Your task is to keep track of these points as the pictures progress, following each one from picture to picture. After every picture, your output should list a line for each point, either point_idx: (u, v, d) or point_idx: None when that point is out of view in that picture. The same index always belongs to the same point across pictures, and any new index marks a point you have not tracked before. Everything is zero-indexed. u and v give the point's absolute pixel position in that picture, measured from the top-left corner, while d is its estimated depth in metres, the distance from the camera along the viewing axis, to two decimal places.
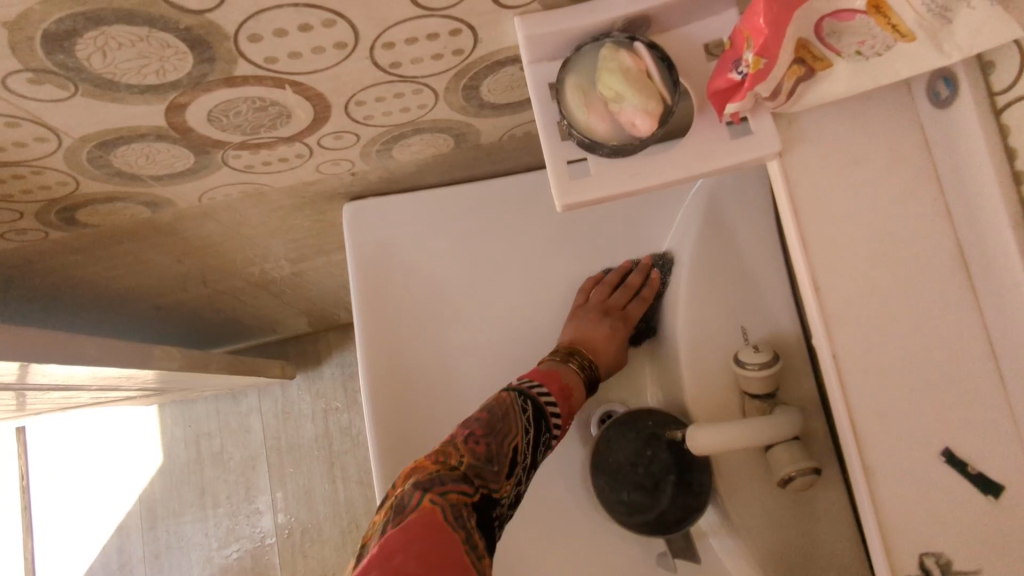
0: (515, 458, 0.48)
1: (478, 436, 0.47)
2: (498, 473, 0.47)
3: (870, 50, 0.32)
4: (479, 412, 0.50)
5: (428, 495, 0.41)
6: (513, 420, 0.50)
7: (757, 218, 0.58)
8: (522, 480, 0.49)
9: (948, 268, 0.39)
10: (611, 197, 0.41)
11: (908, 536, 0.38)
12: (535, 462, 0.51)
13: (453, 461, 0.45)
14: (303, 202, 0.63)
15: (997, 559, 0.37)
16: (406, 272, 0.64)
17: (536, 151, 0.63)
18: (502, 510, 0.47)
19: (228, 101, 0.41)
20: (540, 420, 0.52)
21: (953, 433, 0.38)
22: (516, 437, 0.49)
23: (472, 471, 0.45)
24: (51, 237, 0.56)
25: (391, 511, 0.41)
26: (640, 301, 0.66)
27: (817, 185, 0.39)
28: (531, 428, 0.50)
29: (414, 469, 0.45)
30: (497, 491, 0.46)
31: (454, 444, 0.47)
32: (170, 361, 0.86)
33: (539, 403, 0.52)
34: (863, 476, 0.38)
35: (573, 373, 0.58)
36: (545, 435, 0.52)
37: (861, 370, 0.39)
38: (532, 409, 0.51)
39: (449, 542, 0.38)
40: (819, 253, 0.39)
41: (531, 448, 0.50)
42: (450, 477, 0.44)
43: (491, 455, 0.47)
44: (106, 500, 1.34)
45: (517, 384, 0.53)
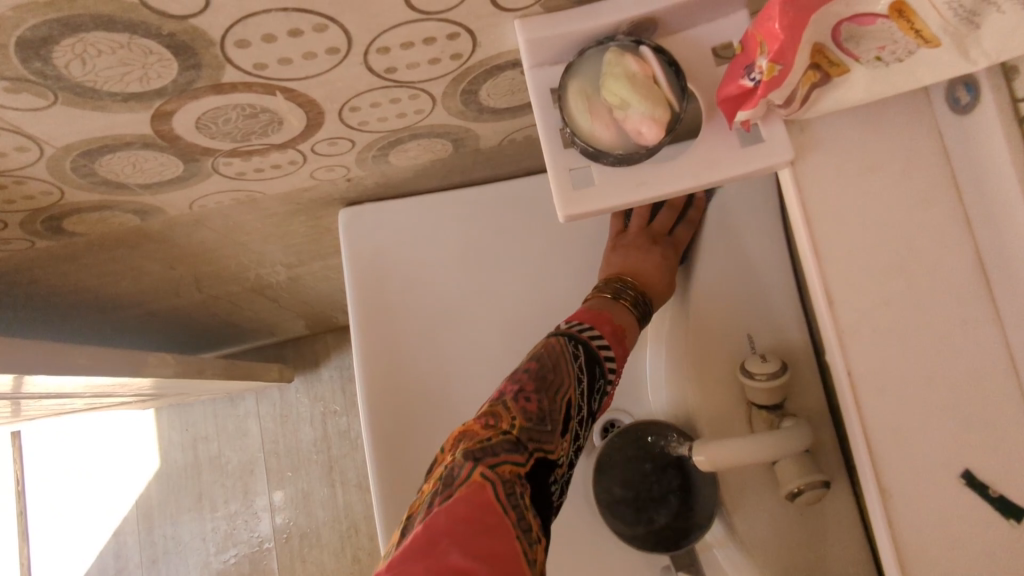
0: (569, 413, 0.46)
1: (530, 392, 0.45)
2: (552, 431, 0.45)
3: (891, 55, 0.30)
4: (528, 364, 0.47)
5: (478, 468, 0.39)
6: (566, 369, 0.47)
7: (767, 224, 0.57)
8: (578, 434, 0.47)
9: (968, 281, 0.37)
10: (616, 208, 0.39)
11: (927, 562, 0.36)
12: (590, 411, 0.49)
13: (504, 426, 0.43)
14: (297, 208, 0.61)
15: None
16: (404, 279, 0.62)
17: (537, 154, 0.61)
18: (558, 471, 0.45)
19: (216, 108, 0.39)
20: (594, 365, 0.49)
21: (974, 454, 0.36)
22: (569, 389, 0.47)
23: (524, 434, 0.43)
24: (38, 246, 0.55)
25: (440, 481, 0.39)
26: (686, 225, 0.62)
27: (831, 196, 0.38)
28: (585, 376, 0.48)
29: (463, 432, 0.43)
30: (551, 451, 0.44)
31: (505, 403, 0.44)
32: (165, 368, 0.84)
33: (592, 348, 0.50)
34: (879, 501, 0.37)
35: (626, 310, 0.55)
36: (600, 381, 0.50)
37: (877, 388, 0.37)
38: (584, 356, 0.49)
39: (499, 524, 0.36)
40: (833, 266, 0.37)
41: (585, 398, 0.48)
42: (501, 443, 0.41)
43: (543, 415, 0.45)
44: (103, 505, 1.32)
45: (568, 329, 0.51)
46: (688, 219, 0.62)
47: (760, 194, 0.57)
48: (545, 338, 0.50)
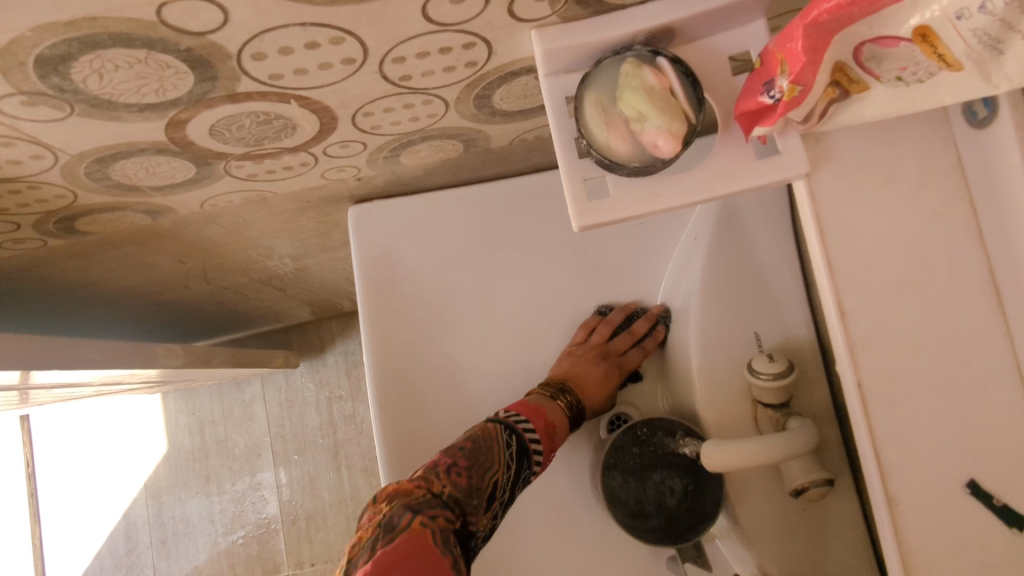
0: (495, 494, 0.46)
1: (461, 466, 0.45)
2: (478, 506, 0.45)
3: (912, 76, 0.30)
4: (463, 442, 0.48)
5: (416, 518, 0.40)
6: (498, 452, 0.48)
7: (776, 223, 0.57)
8: (499, 514, 0.47)
9: (981, 294, 0.37)
10: (630, 218, 0.39)
11: (931, 569, 0.37)
12: (514, 497, 0.48)
13: (434, 487, 0.43)
14: (307, 205, 0.61)
15: None
16: (413, 276, 0.63)
17: (547, 152, 0.61)
18: (477, 544, 0.45)
19: (231, 116, 0.39)
20: (523, 458, 0.49)
21: (980, 465, 0.37)
22: (498, 472, 0.47)
23: (453, 500, 0.44)
24: (50, 244, 0.55)
25: (377, 530, 0.39)
26: (640, 351, 0.64)
27: (845, 208, 0.38)
28: (514, 464, 0.48)
29: (394, 490, 0.43)
30: (475, 523, 0.44)
31: (437, 471, 0.45)
32: (173, 358, 0.84)
33: (524, 441, 0.50)
34: (886, 509, 0.37)
35: (560, 411, 0.56)
36: (526, 473, 0.49)
37: (886, 399, 0.37)
38: (517, 445, 0.49)
39: (432, 573, 0.37)
40: (846, 278, 0.38)
41: (511, 485, 0.47)
42: (433, 501, 0.42)
43: (472, 488, 0.45)
44: (112, 487, 1.34)
45: (504, 416, 0.51)
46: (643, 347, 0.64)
47: (771, 199, 0.57)
48: (483, 421, 0.50)
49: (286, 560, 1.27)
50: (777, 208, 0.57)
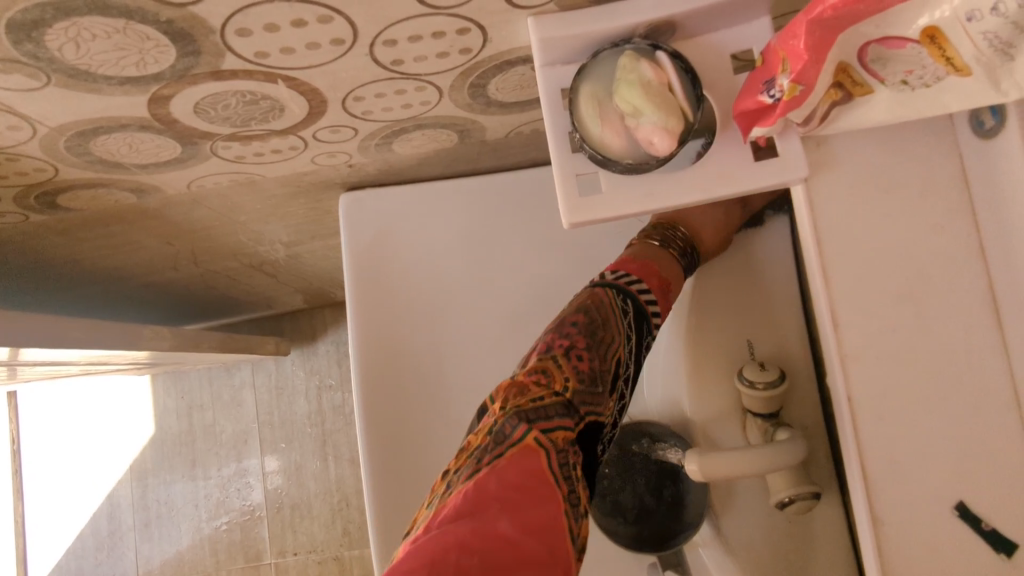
0: (617, 371, 0.48)
1: (580, 350, 0.46)
2: (602, 392, 0.47)
3: (918, 79, 0.29)
4: (574, 316, 0.48)
5: (531, 432, 0.41)
6: (615, 325, 0.49)
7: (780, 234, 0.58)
8: (624, 393, 0.50)
9: (979, 309, 0.36)
10: (622, 217, 0.38)
11: None
12: (636, 375, 0.51)
13: (556, 387, 0.44)
14: (297, 192, 0.60)
15: None
16: (404, 265, 0.62)
17: (544, 147, 0.60)
18: (607, 430, 0.47)
19: (216, 94, 0.38)
20: (641, 322, 0.51)
21: (968, 485, 0.35)
22: (618, 346, 0.48)
23: (576, 397, 0.45)
24: (32, 219, 0.53)
25: (490, 437, 0.41)
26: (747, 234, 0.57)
27: (844, 215, 0.37)
28: (632, 333, 0.50)
29: (514, 384, 0.45)
30: (601, 412, 0.46)
31: (558, 361, 0.46)
32: (161, 341, 0.83)
33: (639, 304, 0.51)
34: (870, 527, 0.36)
35: (670, 260, 0.55)
36: (646, 337, 0.52)
37: (875, 413, 0.36)
38: (632, 311, 0.50)
39: (547, 496, 0.38)
40: (841, 287, 0.37)
41: (634, 354, 0.50)
42: (554, 407, 0.43)
43: (593, 375, 0.46)
44: (96, 468, 1.32)
45: (614, 280, 0.52)
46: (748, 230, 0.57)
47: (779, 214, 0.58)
48: (592, 288, 0.51)
49: (269, 548, 1.28)
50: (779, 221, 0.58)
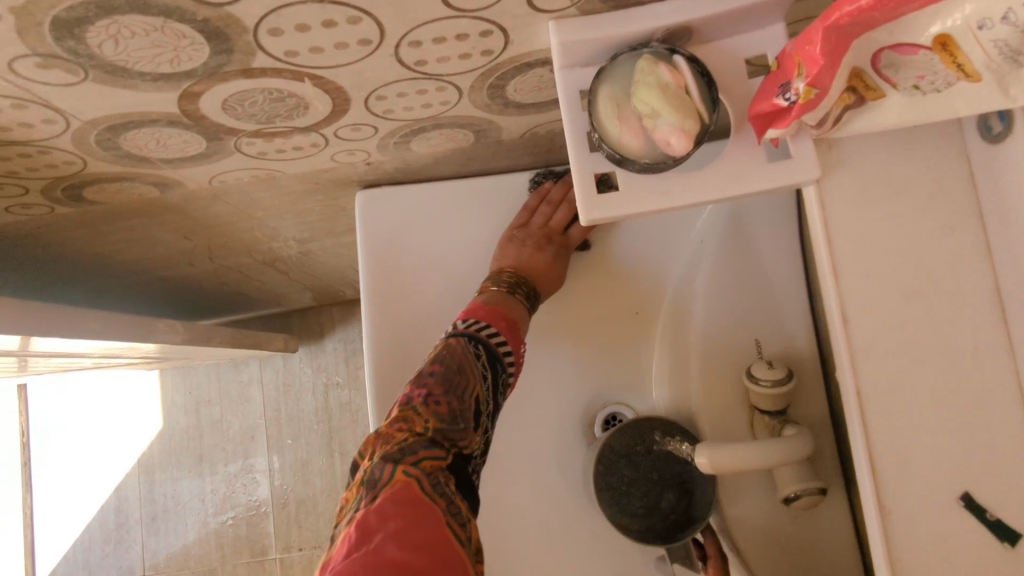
0: (477, 408, 0.50)
1: (437, 394, 0.48)
2: (465, 428, 0.48)
3: (929, 85, 0.30)
4: (433, 366, 0.50)
5: (399, 468, 0.42)
6: (471, 369, 0.51)
7: (784, 241, 0.59)
8: (489, 428, 0.51)
9: (985, 308, 0.37)
10: (637, 215, 0.39)
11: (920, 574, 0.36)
12: (497, 404, 0.52)
13: (417, 428, 0.46)
14: (315, 188, 0.61)
15: None
16: (420, 265, 0.62)
17: (557, 148, 0.61)
18: (475, 461, 0.49)
19: (244, 91, 0.39)
20: (495, 361, 0.53)
21: (975, 479, 0.36)
22: (475, 386, 0.50)
23: (439, 434, 0.47)
24: (56, 212, 0.54)
25: (364, 486, 0.42)
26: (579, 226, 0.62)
27: (854, 216, 0.38)
28: (488, 372, 0.52)
29: (379, 436, 0.46)
30: (466, 446, 0.48)
31: (417, 408, 0.48)
32: (173, 335, 0.84)
33: (492, 347, 0.53)
34: (878, 518, 0.37)
35: (518, 305, 0.57)
36: (501, 376, 0.54)
37: (883, 407, 0.37)
38: (484, 353, 0.52)
39: (429, 514, 0.39)
40: (851, 286, 0.38)
41: (490, 390, 0.52)
42: (418, 442, 0.45)
43: (455, 413, 0.48)
44: (104, 462, 1.32)
45: (466, 327, 0.54)
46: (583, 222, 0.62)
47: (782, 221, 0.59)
48: (444, 339, 0.53)
49: (274, 544, 1.29)
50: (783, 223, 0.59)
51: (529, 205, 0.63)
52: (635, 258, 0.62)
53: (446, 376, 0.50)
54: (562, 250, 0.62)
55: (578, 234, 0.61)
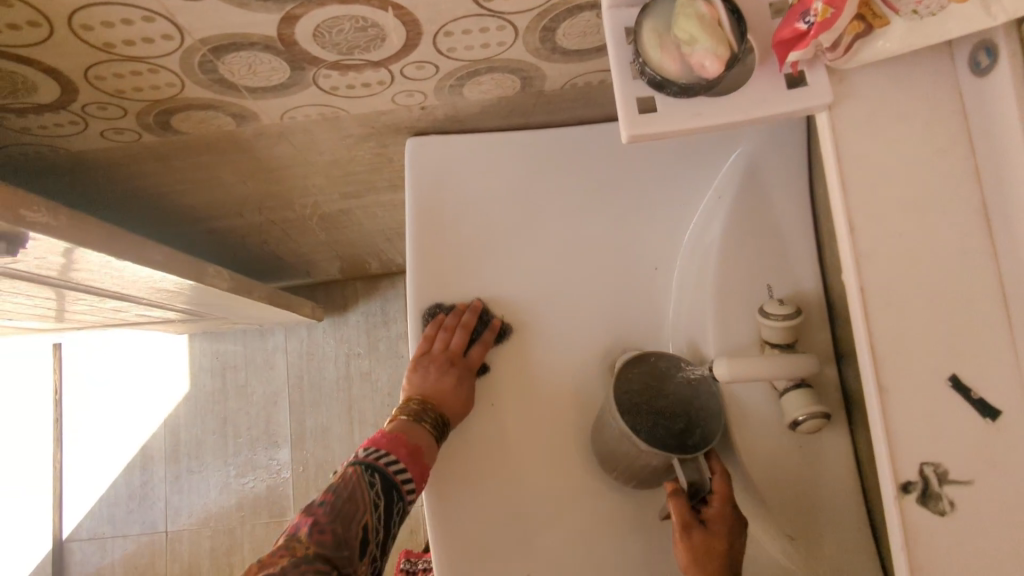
0: (364, 536, 0.56)
1: (323, 525, 0.53)
2: (350, 557, 0.54)
3: (926, 9, 0.39)
4: (325, 493, 0.55)
5: None
6: (361, 497, 0.56)
7: (795, 190, 0.66)
8: (376, 554, 0.57)
9: (971, 219, 0.43)
10: (673, 133, 0.45)
11: (911, 444, 0.42)
12: (388, 534, 0.58)
13: (299, 552, 0.52)
14: (370, 133, 0.67)
15: (986, 467, 0.41)
16: (460, 208, 0.69)
17: (591, 104, 0.67)
18: None
19: (335, 18, 0.46)
20: (391, 491, 0.58)
21: (960, 362, 0.42)
22: (364, 515, 0.56)
23: (322, 555, 0.52)
24: (143, 140, 0.61)
25: None
26: (479, 345, 0.66)
27: (861, 138, 0.44)
28: (380, 501, 0.57)
29: (261, 563, 0.51)
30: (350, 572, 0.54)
31: (301, 535, 0.53)
32: (220, 282, 0.90)
33: (387, 475, 0.58)
34: (877, 396, 0.42)
35: (424, 434, 0.61)
36: (398, 504, 0.58)
37: (884, 301, 0.43)
38: (379, 483, 0.57)
39: None
40: (858, 197, 0.43)
41: (382, 520, 0.57)
42: (304, 560, 0.51)
43: (339, 540, 0.54)
44: (133, 422, 1.38)
45: (365, 457, 0.59)
46: (482, 341, 0.66)
47: (793, 172, 0.66)
48: (345, 466, 0.59)
49: (293, 506, 1.34)
50: (795, 175, 0.66)
51: (426, 334, 0.67)
52: (652, 203, 0.70)
53: (336, 504, 0.55)
54: (462, 373, 0.65)
55: (477, 355, 0.65)
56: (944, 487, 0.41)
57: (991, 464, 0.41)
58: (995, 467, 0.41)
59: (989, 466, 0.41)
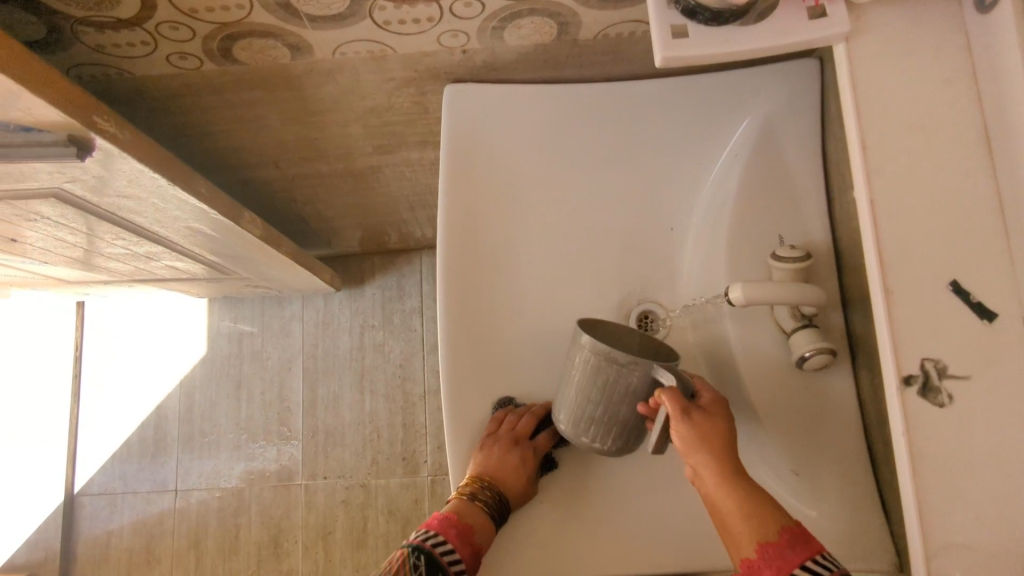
0: None
1: None
2: None
3: None
4: None
5: None
6: None
7: (808, 149, 0.71)
8: None
9: (973, 143, 0.47)
10: (704, 56, 0.49)
11: (914, 342, 0.45)
12: None
13: None
14: (412, 77, 0.72)
15: (982, 364, 0.45)
16: (492, 154, 0.73)
17: (620, 60, 0.72)
18: None
19: None
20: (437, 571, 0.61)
21: (959, 270, 0.46)
22: None
23: None
24: (203, 68, 0.65)
25: None
26: (547, 432, 0.69)
27: (876, 67, 0.48)
28: None
29: None
30: None
31: None
32: (253, 228, 0.94)
33: (435, 555, 0.62)
34: (883, 296, 0.46)
35: (478, 510, 0.65)
36: None
37: (891, 211, 0.47)
38: (424, 563, 0.62)
39: None
40: (871, 119, 0.48)
41: None
42: None
43: None
44: (150, 381, 1.42)
45: (415, 539, 0.64)
46: (550, 427, 0.69)
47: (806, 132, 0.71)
48: (397, 552, 0.64)
49: (301, 470, 1.36)
50: (808, 135, 0.71)
51: (489, 428, 0.69)
52: (676, 158, 0.72)
53: None
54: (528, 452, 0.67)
55: (543, 442, 0.68)
56: (943, 381, 0.45)
57: (987, 363, 0.45)
58: (990, 366, 0.45)
59: (985, 365, 0.45)
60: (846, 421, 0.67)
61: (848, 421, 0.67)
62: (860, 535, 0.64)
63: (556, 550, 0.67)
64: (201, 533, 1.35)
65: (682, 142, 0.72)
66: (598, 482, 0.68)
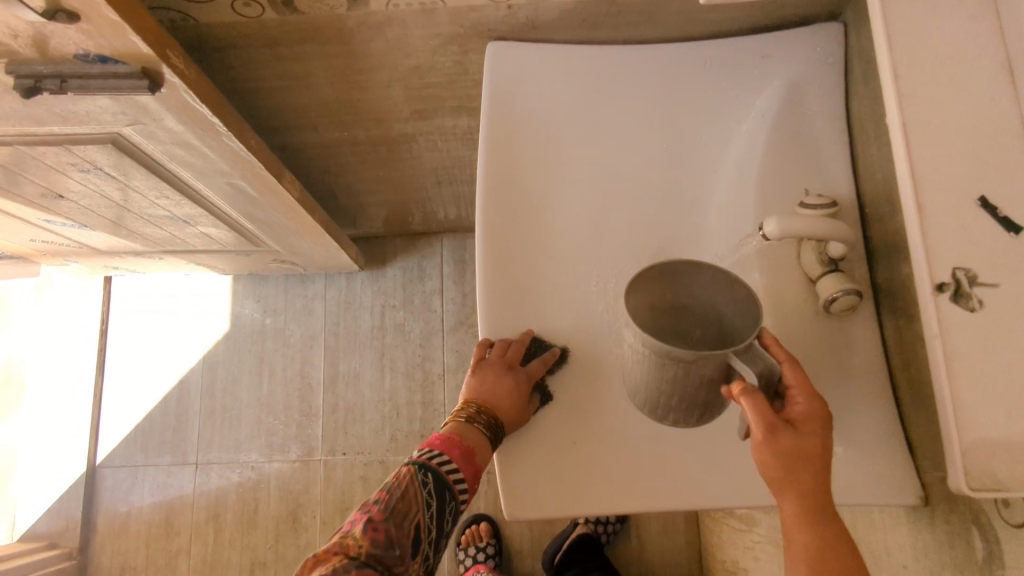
0: (418, 533, 0.62)
1: (377, 523, 0.60)
2: (402, 553, 0.60)
3: None
4: (379, 496, 0.63)
5: None
6: (415, 496, 0.63)
7: (830, 108, 0.75)
8: (428, 554, 0.64)
9: (997, 76, 0.51)
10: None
11: (946, 252, 0.49)
12: (440, 530, 0.65)
13: (353, 552, 0.58)
14: (456, 34, 0.75)
15: (1008, 273, 0.48)
16: (531, 109, 0.77)
17: (655, 21, 0.76)
18: None
19: None
20: (444, 488, 0.65)
21: (985, 188, 0.50)
22: (416, 512, 0.63)
23: (374, 557, 0.58)
24: (263, 17, 0.68)
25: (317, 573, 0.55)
26: (539, 360, 0.71)
27: (906, 7, 0.53)
28: (433, 499, 0.64)
29: (317, 561, 0.57)
30: (403, 568, 0.60)
31: (355, 536, 0.59)
32: (291, 191, 0.97)
33: (441, 474, 0.65)
34: (915, 211, 0.50)
35: (477, 432, 0.67)
36: (451, 501, 0.66)
37: (922, 135, 0.51)
38: (432, 480, 0.65)
39: None
40: (902, 52, 0.52)
41: (434, 517, 0.64)
42: (353, 562, 0.56)
43: (391, 539, 0.60)
44: (173, 355, 1.44)
45: (419, 457, 0.67)
46: (543, 357, 0.71)
47: (828, 92, 0.75)
48: (401, 468, 0.66)
49: (321, 446, 1.37)
50: (830, 95, 0.75)
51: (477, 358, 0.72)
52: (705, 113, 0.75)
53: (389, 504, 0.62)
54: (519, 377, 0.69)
55: (536, 368, 0.70)
56: (973, 288, 0.48)
57: (1012, 273, 0.48)
58: (1016, 275, 0.48)
59: (1011, 275, 0.48)
60: (876, 362, 0.68)
61: (876, 363, 0.68)
62: (890, 473, 0.66)
63: (590, 483, 0.68)
64: (219, 507, 1.36)
65: (712, 100, 0.75)
66: (631, 420, 0.70)
